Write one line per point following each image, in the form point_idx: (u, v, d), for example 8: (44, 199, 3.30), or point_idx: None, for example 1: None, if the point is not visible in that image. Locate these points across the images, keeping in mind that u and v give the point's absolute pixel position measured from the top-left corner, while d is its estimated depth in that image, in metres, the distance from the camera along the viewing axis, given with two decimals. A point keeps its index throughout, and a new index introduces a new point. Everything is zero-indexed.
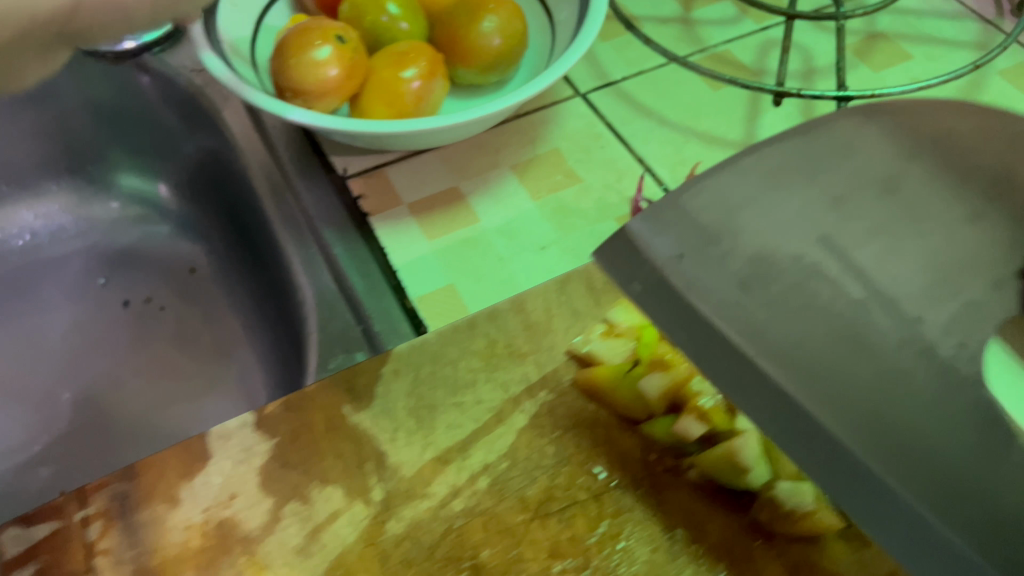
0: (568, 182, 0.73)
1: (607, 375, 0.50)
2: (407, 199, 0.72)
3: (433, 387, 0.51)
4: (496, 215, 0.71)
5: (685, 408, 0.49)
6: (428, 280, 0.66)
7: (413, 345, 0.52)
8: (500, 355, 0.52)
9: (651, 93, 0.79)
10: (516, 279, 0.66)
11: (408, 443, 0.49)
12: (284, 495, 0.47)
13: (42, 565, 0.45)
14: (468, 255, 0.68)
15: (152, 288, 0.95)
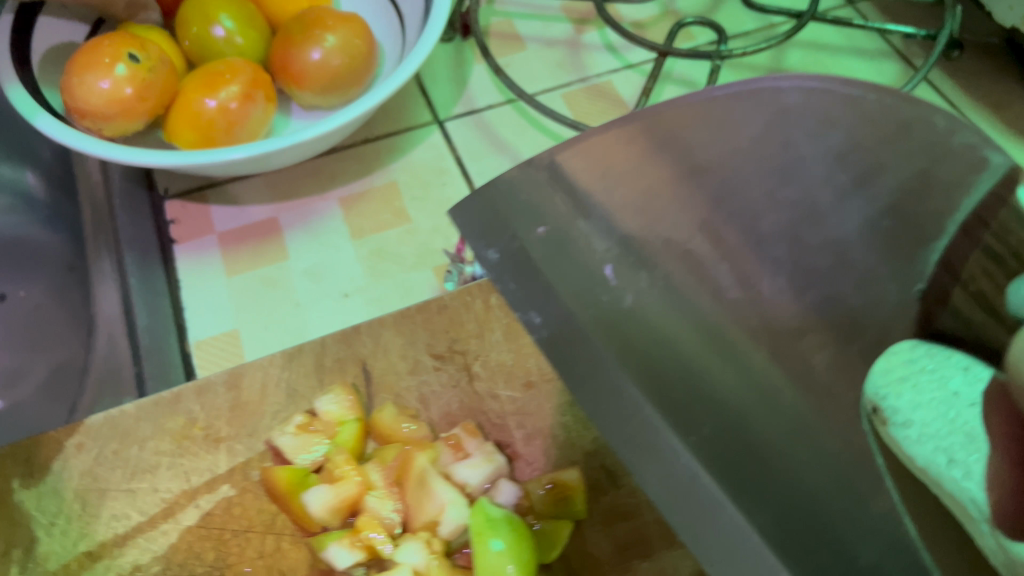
0: (394, 221, 0.66)
1: (287, 482, 0.50)
2: (219, 229, 0.66)
3: (110, 468, 0.51)
4: (309, 253, 0.65)
5: (356, 521, 0.51)
6: (213, 323, 0.62)
7: (105, 419, 0.52)
8: (195, 437, 0.52)
9: (513, 126, 0.72)
10: (305, 331, 0.61)
11: (68, 531, 0.49)
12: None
13: None
14: (265, 297, 0.63)
15: None
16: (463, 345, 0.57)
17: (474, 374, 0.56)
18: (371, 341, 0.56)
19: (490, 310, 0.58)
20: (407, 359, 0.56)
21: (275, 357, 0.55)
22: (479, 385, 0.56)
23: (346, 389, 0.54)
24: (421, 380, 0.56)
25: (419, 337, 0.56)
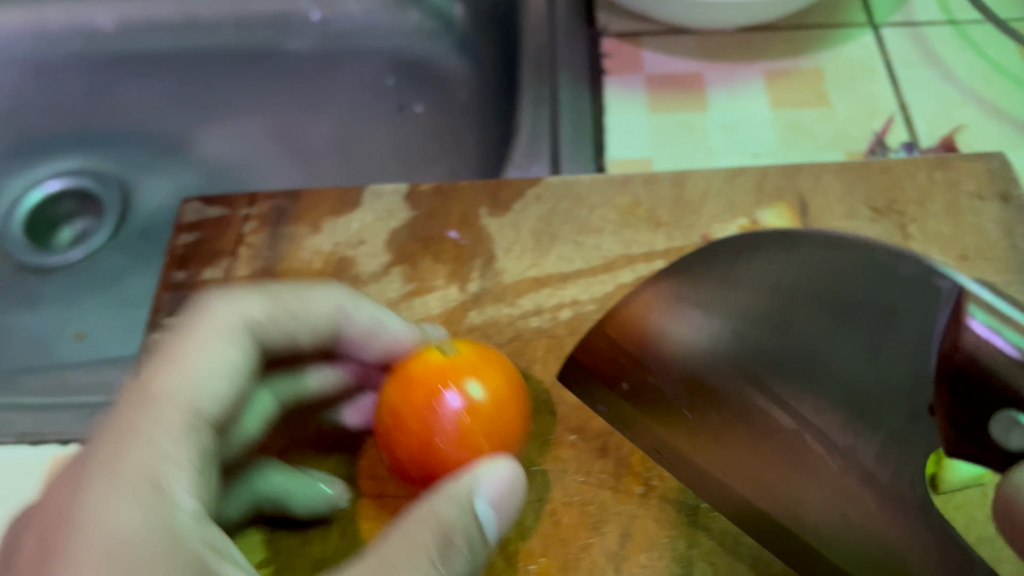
0: (814, 103, 0.69)
1: None
2: (648, 70, 0.72)
3: (561, 222, 0.55)
4: (728, 110, 0.69)
5: None
6: (631, 146, 0.67)
7: (563, 181, 0.57)
8: (639, 215, 0.55)
9: (950, 46, 0.71)
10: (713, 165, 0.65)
11: (518, 258, 0.54)
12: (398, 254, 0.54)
13: (201, 238, 0.54)
14: (680, 137, 0.67)
15: (426, 100, 1.01)
16: (901, 208, 0.56)
17: (910, 235, 0.54)
18: (812, 180, 0.56)
19: (934, 185, 0.57)
20: (844, 207, 0.56)
21: (717, 172, 0.57)
22: (915, 245, 0.54)
23: (789, 207, 0.56)
24: (856, 226, 0.55)
25: (859, 190, 0.56)
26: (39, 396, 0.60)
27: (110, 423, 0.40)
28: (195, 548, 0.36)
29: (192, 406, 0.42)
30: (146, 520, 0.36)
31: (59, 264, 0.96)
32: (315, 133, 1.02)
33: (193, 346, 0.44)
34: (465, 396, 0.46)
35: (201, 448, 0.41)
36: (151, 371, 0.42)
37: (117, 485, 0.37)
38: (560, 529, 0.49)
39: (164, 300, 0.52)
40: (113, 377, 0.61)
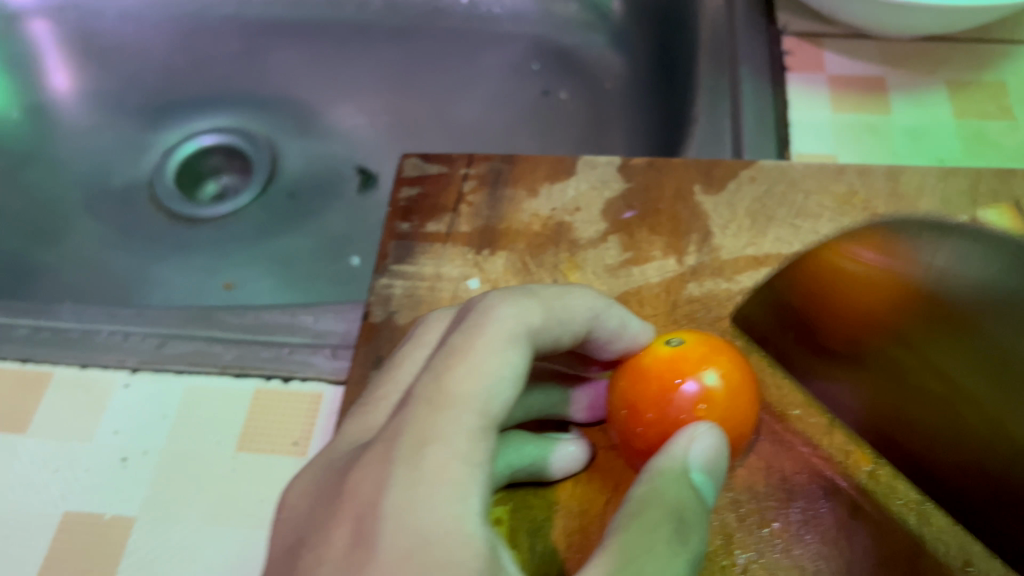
0: (1000, 116, 0.69)
1: None
2: (830, 72, 0.73)
3: (776, 204, 0.56)
4: (911, 115, 0.70)
5: None
6: (816, 142, 0.69)
7: (777, 164, 0.57)
8: (854, 205, 0.56)
9: None
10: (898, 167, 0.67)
11: (735, 237, 0.55)
12: (618, 222, 0.55)
13: (424, 192, 0.56)
14: (866, 137, 0.69)
15: (572, 89, 1.02)
16: None
17: None
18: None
19: None
20: None
21: (932, 170, 0.57)
22: None
23: (1011, 210, 0.55)
24: None
25: None
26: (233, 330, 0.62)
27: (450, 340, 0.41)
28: (470, 467, 0.36)
29: (511, 340, 0.41)
30: (427, 430, 0.37)
31: (208, 217, 1.00)
32: (462, 113, 1.04)
33: (486, 323, 0.42)
34: (702, 386, 0.45)
35: (513, 376, 0.40)
36: (460, 353, 0.40)
37: (434, 483, 0.35)
38: (791, 497, 0.49)
39: (389, 249, 0.54)
40: (304, 320, 0.63)
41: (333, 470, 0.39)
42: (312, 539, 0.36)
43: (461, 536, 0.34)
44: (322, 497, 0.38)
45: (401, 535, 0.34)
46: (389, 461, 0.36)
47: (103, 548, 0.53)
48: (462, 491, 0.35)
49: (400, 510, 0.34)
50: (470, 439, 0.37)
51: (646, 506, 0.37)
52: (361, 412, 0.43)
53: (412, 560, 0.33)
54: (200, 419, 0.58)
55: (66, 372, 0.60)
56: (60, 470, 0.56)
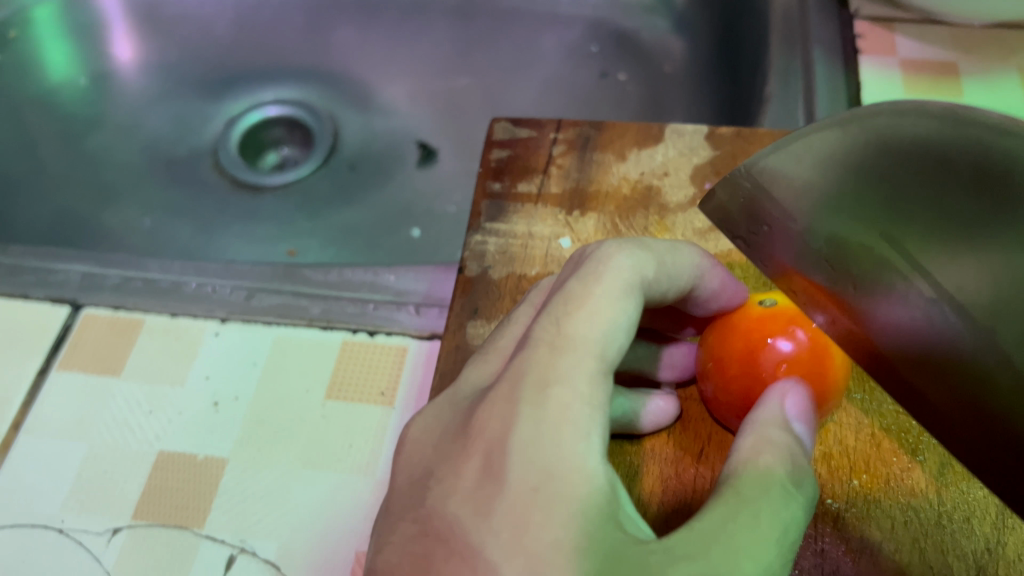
0: None
1: None
2: (902, 54, 0.74)
3: None
4: (983, 97, 0.71)
5: None
6: None
7: None
8: None
9: None
10: None
11: None
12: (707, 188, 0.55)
13: (514, 154, 0.58)
14: None
15: (632, 70, 1.00)
16: None
17: None
18: None
19: None
20: None
21: None
22: None
23: None
24: None
25: None
26: (319, 286, 0.63)
27: (565, 286, 0.40)
28: (591, 411, 0.36)
29: (626, 291, 0.40)
30: (550, 372, 0.37)
31: (274, 184, 0.98)
32: (520, 95, 1.02)
33: (599, 268, 0.41)
34: (797, 345, 0.46)
35: (629, 324, 0.39)
36: (577, 298, 0.39)
37: (556, 426, 0.36)
38: (882, 451, 0.48)
39: (482, 207, 0.56)
40: (385, 279, 0.64)
41: (460, 409, 0.40)
42: (440, 471, 0.38)
43: (581, 477, 0.35)
44: (450, 433, 0.39)
45: (529, 471, 0.35)
46: (512, 401, 0.37)
47: (198, 485, 0.55)
48: (583, 431, 0.36)
49: (525, 448, 0.35)
50: (590, 384, 0.37)
51: (755, 455, 0.38)
52: (482, 358, 0.44)
53: (540, 493, 0.35)
54: (289, 370, 0.59)
55: (158, 320, 0.62)
56: (155, 412, 0.58)
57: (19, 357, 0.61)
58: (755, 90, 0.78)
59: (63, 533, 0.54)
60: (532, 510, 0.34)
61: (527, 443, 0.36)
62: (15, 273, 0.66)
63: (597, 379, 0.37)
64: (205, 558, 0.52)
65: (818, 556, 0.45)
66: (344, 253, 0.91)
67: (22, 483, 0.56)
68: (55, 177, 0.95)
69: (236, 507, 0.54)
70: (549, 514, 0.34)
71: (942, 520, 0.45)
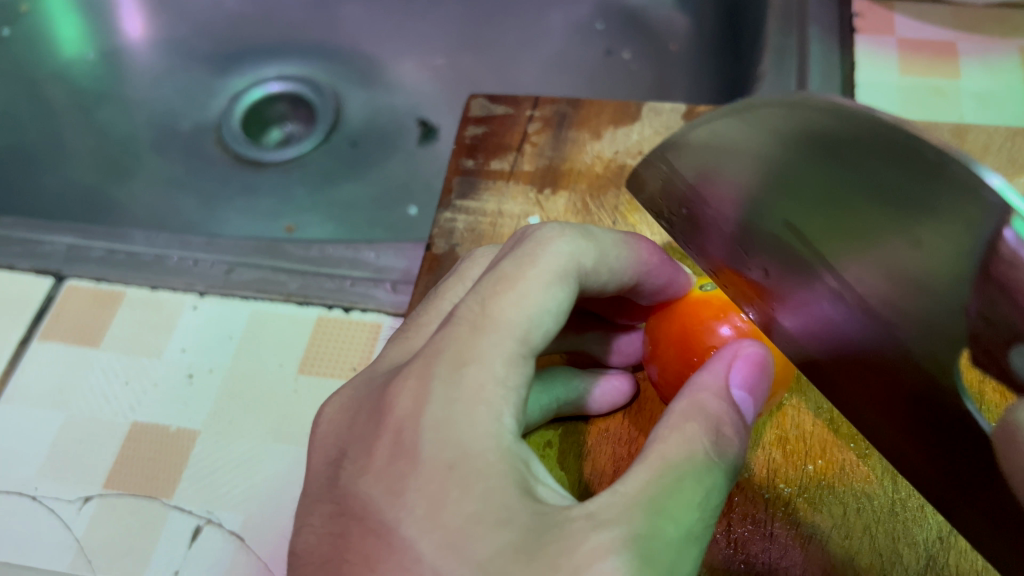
0: None
1: None
2: (900, 35, 0.73)
3: None
4: (981, 80, 0.69)
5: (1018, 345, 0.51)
6: (882, 103, 0.69)
7: None
8: None
9: None
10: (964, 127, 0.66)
11: None
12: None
13: (490, 132, 0.58)
14: (933, 100, 0.68)
15: (636, 48, 0.98)
16: None
17: None
18: None
19: None
20: None
21: (1002, 128, 0.57)
22: None
23: None
24: None
25: None
26: (298, 262, 0.64)
27: (500, 266, 0.40)
28: (506, 394, 0.36)
29: (560, 278, 0.39)
30: (467, 352, 0.37)
31: (274, 160, 0.98)
32: (523, 73, 1.01)
33: (529, 250, 0.40)
34: (735, 329, 0.45)
35: (559, 311, 0.39)
36: (504, 280, 0.39)
37: (469, 405, 0.35)
38: (839, 436, 0.47)
39: (454, 184, 0.56)
40: (366, 255, 0.64)
41: (372, 387, 0.40)
42: (353, 451, 0.37)
43: (494, 456, 0.35)
44: (362, 411, 0.39)
45: (441, 447, 0.35)
46: (427, 378, 0.36)
47: (168, 456, 0.56)
48: (498, 413, 0.36)
49: (438, 427, 0.35)
50: (509, 365, 0.36)
51: (684, 420, 0.38)
52: (404, 337, 0.43)
53: (455, 471, 0.34)
54: (260, 344, 0.60)
55: (138, 293, 0.63)
56: (131, 383, 0.59)
57: (3, 326, 0.62)
58: (751, 68, 0.77)
59: (36, 500, 0.55)
60: (447, 486, 0.34)
61: (442, 421, 0.35)
62: (4, 244, 0.66)
63: (518, 361, 0.37)
64: (173, 528, 0.53)
65: (765, 540, 0.45)
66: (342, 230, 0.91)
67: (1, 449, 0.57)
68: (59, 149, 0.96)
69: (204, 479, 0.54)
70: (466, 489, 0.34)
71: (893, 507, 0.45)
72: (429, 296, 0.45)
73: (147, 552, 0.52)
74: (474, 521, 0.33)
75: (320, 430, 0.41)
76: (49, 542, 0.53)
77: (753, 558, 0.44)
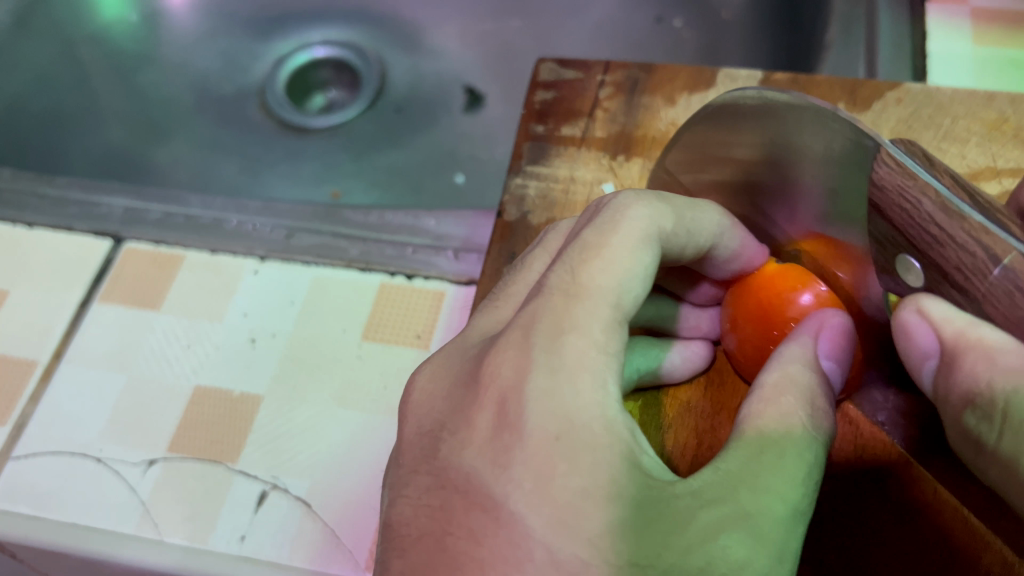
0: None
1: None
2: (972, 4, 0.70)
3: (925, 126, 0.53)
4: None
5: None
6: (954, 75, 0.67)
7: (926, 87, 0.54)
8: (1004, 131, 0.52)
9: None
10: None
11: None
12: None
13: (560, 97, 0.57)
14: (1007, 71, 0.66)
15: (687, 15, 0.96)
16: None
17: None
18: None
19: None
20: None
21: None
22: None
23: None
24: None
25: None
26: (358, 227, 0.63)
27: (581, 235, 0.39)
28: (609, 364, 0.35)
29: (645, 242, 0.38)
30: (564, 319, 0.36)
31: (320, 125, 0.96)
32: (571, 39, 0.98)
33: (607, 217, 0.40)
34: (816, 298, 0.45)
35: (646, 276, 0.38)
36: (588, 247, 0.38)
37: (568, 376, 0.35)
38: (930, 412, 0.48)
39: (524, 150, 0.55)
40: (425, 222, 0.63)
41: (465, 361, 0.39)
42: (451, 426, 0.37)
43: (600, 429, 0.34)
44: (457, 384, 0.38)
45: (549, 420, 0.34)
46: (525, 351, 0.36)
47: (233, 421, 0.55)
48: (601, 382, 0.35)
49: (542, 401, 0.34)
50: (606, 330, 0.36)
51: (777, 394, 0.38)
52: (494, 308, 0.42)
53: (560, 442, 0.33)
54: (323, 310, 0.59)
55: (198, 256, 0.62)
56: (192, 347, 0.59)
57: (63, 288, 0.62)
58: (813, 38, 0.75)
59: (101, 462, 0.54)
60: (556, 460, 0.33)
61: (542, 393, 0.34)
62: (61, 205, 0.66)
63: (613, 326, 0.36)
64: (239, 492, 0.52)
65: (862, 514, 0.46)
66: (389, 198, 0.90)
67: (62, 410, 0.57)
68: (104, 112, 0.95)
69: (269, 444, 0.54)
70: (574, 462, 0.33)
71: (996, 499, 0.45)
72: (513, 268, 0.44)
73: (211, 517, 0.52)
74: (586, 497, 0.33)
75: (414, 400, 0.40)
76: (114, 503, 0.52)
77: (847, 532, 0.46)
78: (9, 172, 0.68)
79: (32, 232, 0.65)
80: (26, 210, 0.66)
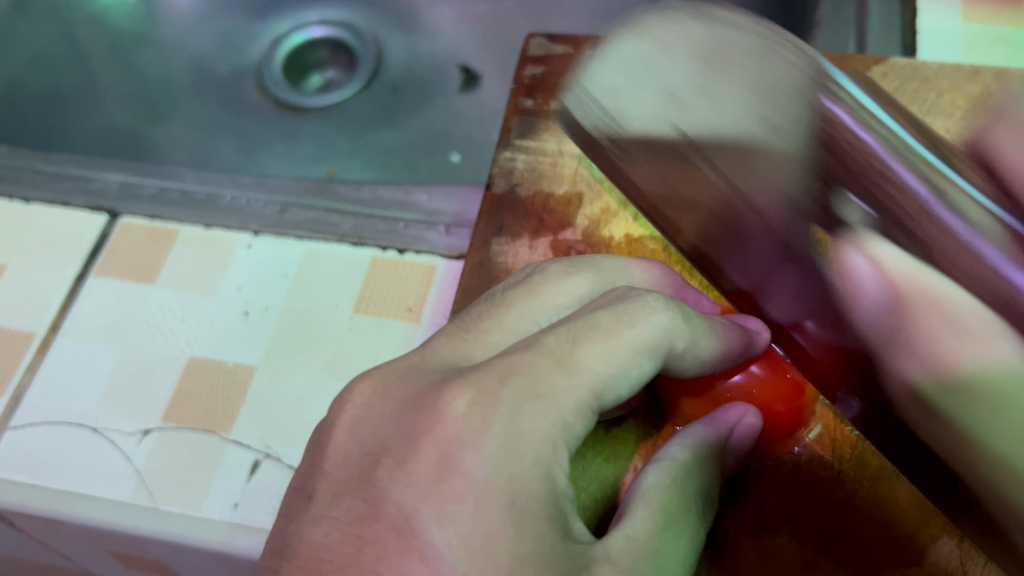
0: None
1: None
2: None
3: (910, 100, 0.54)
4: None
5: None
6: (946, 50, 0.67)
7: (912, 61, 0.55)
8: (991, 103, 0.53)
9: None
10: None
11: None
12: None
13: (549, 70, 0.58)
14: (999, 47, 0.66)
15: None
16: None
17: None
18: None
19: None
20: None
21: None
22: None
23: None
24: None
25: None
26: (349, 203, 0.63)
27: (500, 292, 0.41)
28: (555, 447, 0.33)
29: (649, 348, 0.37)
30: (543, 385, 0.34)
31: (316, 105, 0.96)
32: (566, 17, 0.96)
33: (527, 282, 0.41)
34: (746, 376, 0.45)
35: (638, 379, 0.37)
36: (501, 299, 0.41)
37: (434, 368, 0.37)
38: None
39: (513, 124, 0.57)
40: (417, 198, 0.64)
41: None
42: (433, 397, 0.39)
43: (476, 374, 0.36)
44: None
45: (500, 477, 0.32)
46: (419, 354, 0.39)
47: (227, 391, 0.56)
48: (545, 467, 0.33)
49: (398, 381, 0.37)
50: (490, 351, 0.38)
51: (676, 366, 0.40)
52: (460, 339, 0.39)
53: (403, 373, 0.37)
54: (314, 277, 0.60)
55: (192, 230, 0.63)
56: (187, 320, 0.59)
57: (59, 262, 0.63)
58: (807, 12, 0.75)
59: (96, 431, 0.55)
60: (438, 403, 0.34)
61: (394, 380, 0.37)
62: (57, 180, 0.67)
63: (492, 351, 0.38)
64: (232, 459, 0.53)
65: (834, 480, 0.45)
66: (383, 178, 0.91)
67: (59, 386, 0.57)
68: (100, 89, 0.95)
69: (264, 412, 0.55)
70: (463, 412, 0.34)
71: (910, 510, 0.44)
72: (492, 302, 0.41)
73: (207, 485, 0.52)
74: (502, 441, 0.33)
75: None
76: (109, 471, 0.53)
77: (823, 498, 0.45)
78: (7, 147, 0.69)
79: (29, 207, 0.65)
80: (23, 185, 0.67)
